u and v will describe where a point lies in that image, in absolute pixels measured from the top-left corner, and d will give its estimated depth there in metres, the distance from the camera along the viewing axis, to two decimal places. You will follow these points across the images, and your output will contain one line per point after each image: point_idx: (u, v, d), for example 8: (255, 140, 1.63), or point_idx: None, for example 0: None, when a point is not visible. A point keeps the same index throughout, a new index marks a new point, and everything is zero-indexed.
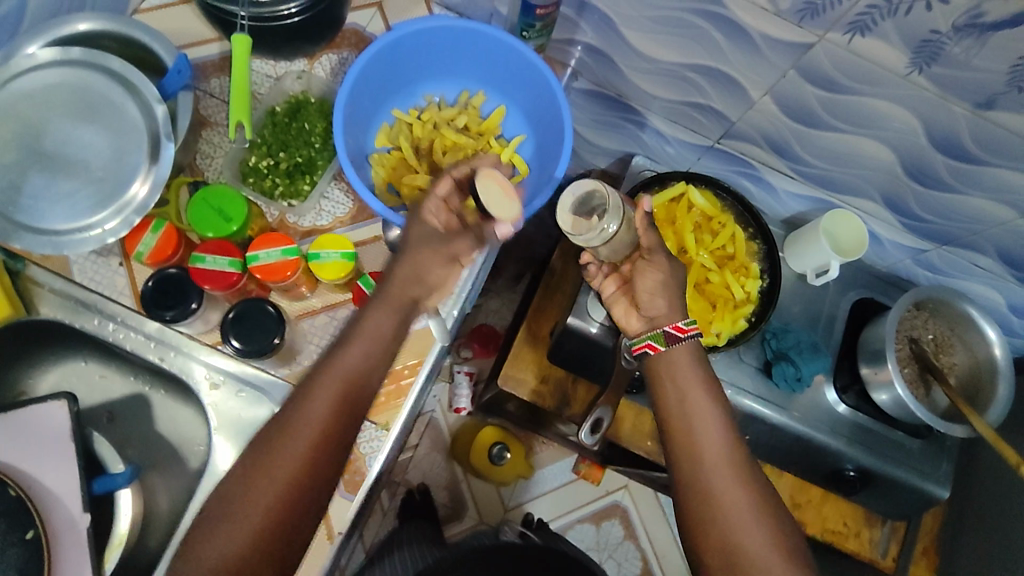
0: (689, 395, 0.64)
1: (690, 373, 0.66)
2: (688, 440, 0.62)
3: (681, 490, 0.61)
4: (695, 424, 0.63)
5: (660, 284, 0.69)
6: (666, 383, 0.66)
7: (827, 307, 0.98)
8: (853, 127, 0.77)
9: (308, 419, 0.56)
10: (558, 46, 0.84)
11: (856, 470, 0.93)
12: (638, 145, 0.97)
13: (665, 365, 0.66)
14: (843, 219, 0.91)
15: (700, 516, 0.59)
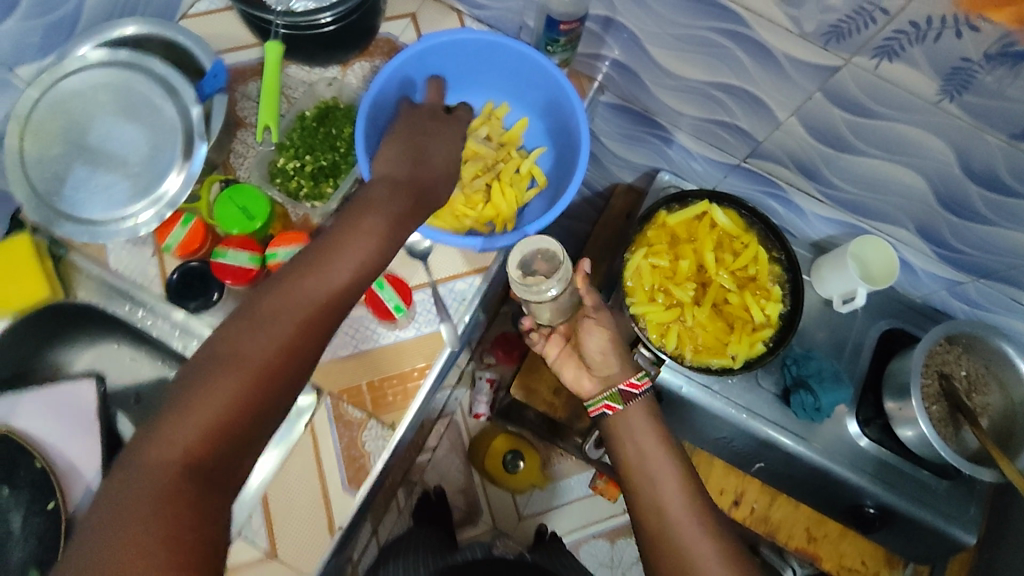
0: (649, 451, 0.65)
1: (648, 430, 0.67)
2: (654, 498, 0.62)
3: (651, 547, 0.60)
4: (656, 484, 0.63)
5: (610, 343, 0.72)
6: (625, 440, 0.67)
7: (854, 336, 0.95)
8: (884, 152, 0.75)
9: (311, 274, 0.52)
10: (584, 60, 0.85)
11: (876, 507, 0.90)
12: (664, 161, 0.97)
13: (623, 424, 0.68)
14: (872, 246, 0.88)
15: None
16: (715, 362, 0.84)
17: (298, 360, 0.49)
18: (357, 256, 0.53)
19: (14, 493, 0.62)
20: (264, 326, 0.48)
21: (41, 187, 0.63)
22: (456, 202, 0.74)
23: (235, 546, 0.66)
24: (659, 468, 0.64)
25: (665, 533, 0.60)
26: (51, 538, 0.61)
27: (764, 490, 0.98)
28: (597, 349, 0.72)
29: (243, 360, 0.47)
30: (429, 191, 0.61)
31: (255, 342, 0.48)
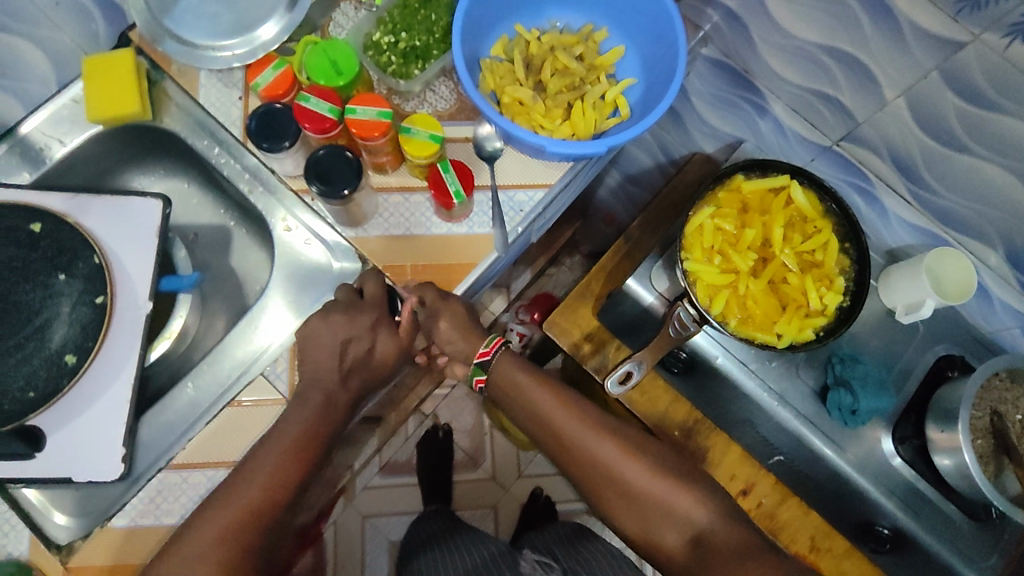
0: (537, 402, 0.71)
1: (524, 382, 0.71)
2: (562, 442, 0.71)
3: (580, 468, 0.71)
4: (555, 427, 0.70)
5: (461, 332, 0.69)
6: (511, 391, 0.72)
7: (908, 356, 0.90)
8: (993, 155, 0.70)
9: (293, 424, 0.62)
10: (695, 5, 0.82)
11: (890, 529, 0.87)
12: (751, 133, 0.94)
13: (504, 377, 0.72)
14: (950, 259, 0.83)
15: (612, 494, 0.70)
16: (759, 336, 0.81)
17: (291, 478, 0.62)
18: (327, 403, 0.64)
19: (69, 280, 0.65)
20: (260, 461, 0.61)
21: (154, 6, 0.67)
22: (536, 111, 0.73)
23: (257, 382, 0.66)
24: (541, 412, 0.71)
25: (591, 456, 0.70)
26: (93, 329, 0.64)
27: (776, 487, 0.91)
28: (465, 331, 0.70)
29: (228, 513, 0.59)
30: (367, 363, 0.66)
31: (239, 496, 0.60)
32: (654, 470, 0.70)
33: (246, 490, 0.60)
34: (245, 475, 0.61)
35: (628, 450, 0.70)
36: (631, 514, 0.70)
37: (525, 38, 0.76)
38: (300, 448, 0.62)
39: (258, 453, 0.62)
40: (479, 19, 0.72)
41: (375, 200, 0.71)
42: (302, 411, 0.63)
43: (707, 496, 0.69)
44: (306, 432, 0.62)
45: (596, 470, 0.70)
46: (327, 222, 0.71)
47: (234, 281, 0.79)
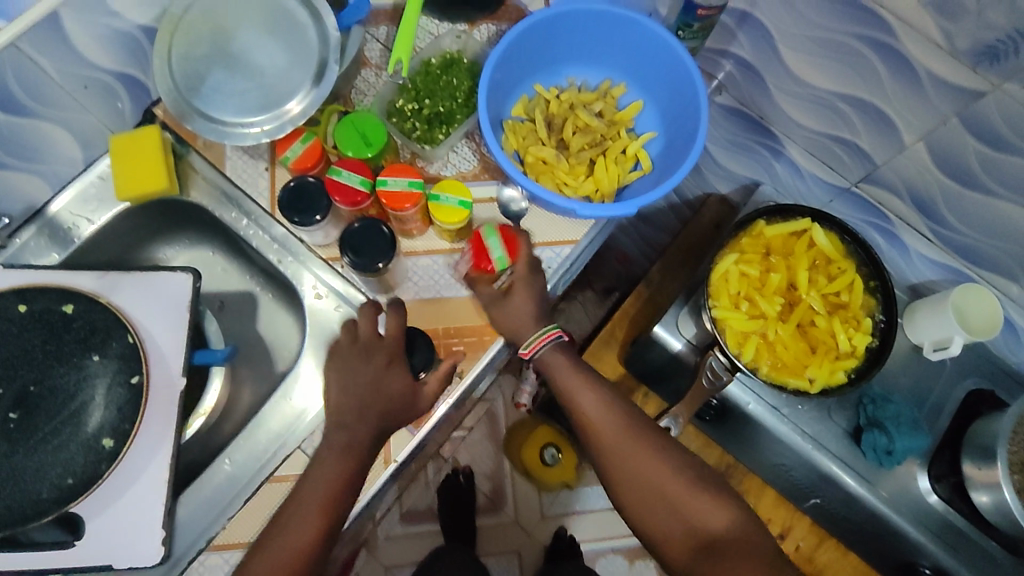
0: (577, 396, 0.68)
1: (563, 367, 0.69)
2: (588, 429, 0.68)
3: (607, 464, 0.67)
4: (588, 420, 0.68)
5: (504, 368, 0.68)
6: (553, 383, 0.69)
7: (938, 391, 0.89)
8: (1017, 195, 0.71)
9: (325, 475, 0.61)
10: (709, 56, 0.84)
11: (932, 569, 0.86)
12: (768, 175, 0.95)
13: (548, 369, 0.69)
14: (975, 295, 0.83)
15: (621, 489, 0.67)
16: (791, 382, 0.81)
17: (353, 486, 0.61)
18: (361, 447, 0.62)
19: (102, 362, 0.65)
20: (308, 499, 0.60)
21: (181, 83, 0.66)
22: (560, 169, 0.74)
23: (293, 457, 0.66)
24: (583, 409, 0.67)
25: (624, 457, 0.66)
26: (129, 411, 0.64)
27: (812, 531, 0.97)
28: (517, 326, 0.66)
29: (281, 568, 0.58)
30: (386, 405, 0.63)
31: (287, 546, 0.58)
32: (669, 462, 0.67)
33: (306, 508, 0.60)
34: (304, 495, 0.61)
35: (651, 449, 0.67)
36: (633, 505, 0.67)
37: (545, 97, 0.77)
38: (352, 469, 0.61)
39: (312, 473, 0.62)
40: (501, 82, 0.74)
41: (404, 265, 0.72)
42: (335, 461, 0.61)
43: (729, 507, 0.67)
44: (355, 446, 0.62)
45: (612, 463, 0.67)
46: (357, 288, 0.71)
47: (262, 347, 0.78)
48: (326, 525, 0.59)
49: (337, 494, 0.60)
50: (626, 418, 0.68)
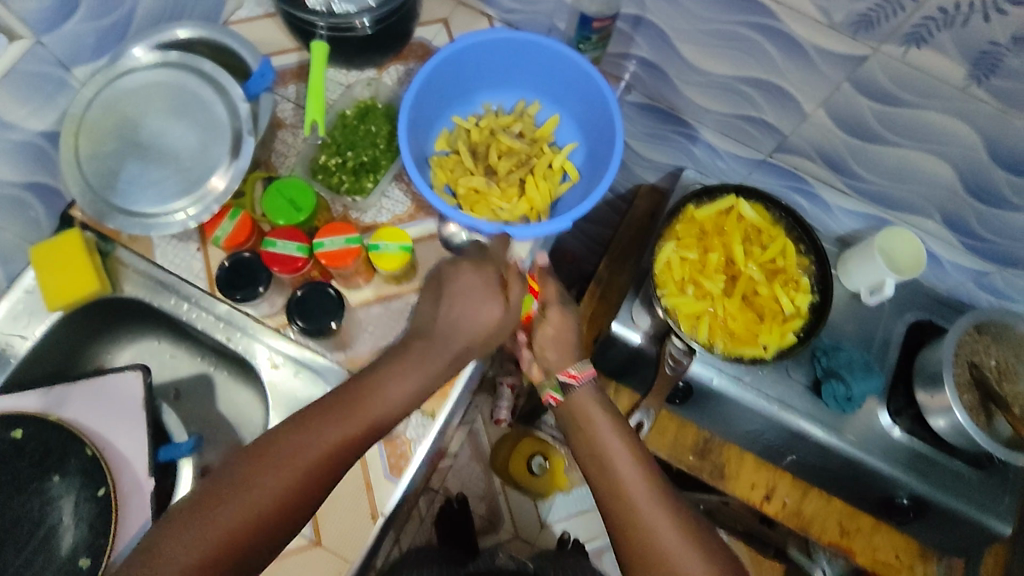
0: (608, 442, 0.68)
1: (609, 433, 0.69)
2: (625, 509, 0.64)
3: (624, 531, 0.64)
4: (614, 469, 0.66)
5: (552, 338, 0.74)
6: (581, 424, 0.70)
7: (882, 330, 0.94)
8: (914, 141, 0.76)
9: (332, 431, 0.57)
10: (613, 60, 0.87)
11: (909, 498, 0.90)
12: (689, 159, 0.99)
13: (577, 406, 0.71)
14: (897, 237, 0.88)
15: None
16: (746, 352, 0.85)
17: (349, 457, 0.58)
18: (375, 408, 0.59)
19: (64, 481, 0.62)
20: (305, 447, 0.56)
21: (94, 182, 0.65)
22: (492, 195, 0.76)
23: None
24: (615, 461, 0.67)
25: (639, 517, 0.63)
26: (101, 525, 0.61)
27: (796, 484, 0.99)
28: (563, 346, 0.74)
29: (251, 500, 0.53)
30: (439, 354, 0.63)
31: (269, 481, 0.54)
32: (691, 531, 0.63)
33: (293, 460, 0.55)
34: (290, 442, 0.56)
35: (687, 527, 0.63)
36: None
37: (465, 128, 0.79)
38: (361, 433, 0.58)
39: (312, 424, 0.57)
40: (419, 121, 0.75)
41: (356, 317, 0.71)
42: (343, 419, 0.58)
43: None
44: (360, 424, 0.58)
45: (641, 544, 0.62)
46: (315, 350, 0.70)
47: (227, 426, 0.76)
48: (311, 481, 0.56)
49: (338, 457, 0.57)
50: (664, 494, 0.65)
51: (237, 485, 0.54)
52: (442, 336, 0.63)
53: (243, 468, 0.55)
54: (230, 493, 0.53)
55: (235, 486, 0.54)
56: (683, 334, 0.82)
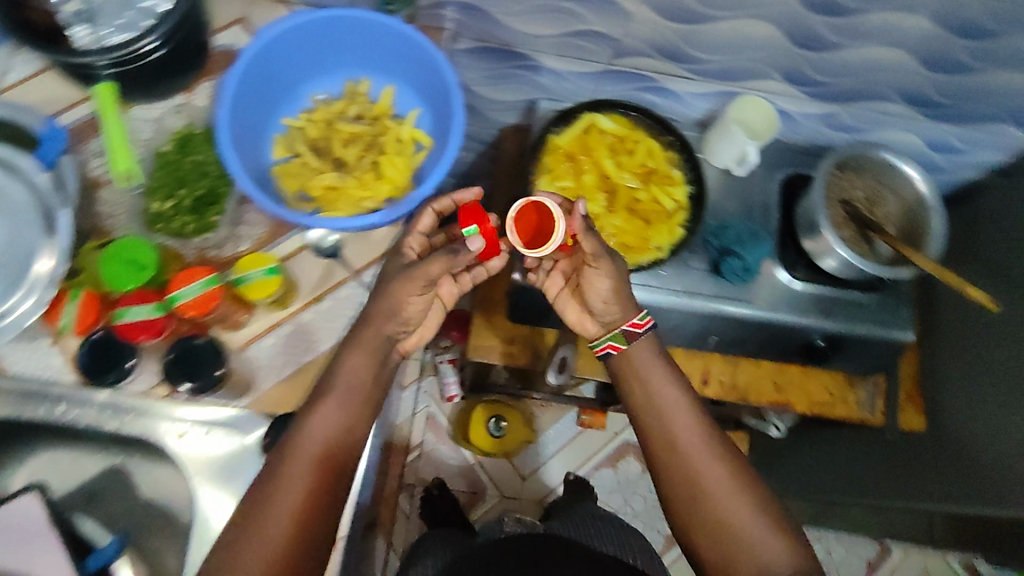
0: (655, 397, 0.74)
1: (658, 376, 0.75)
2: (667, 439, 0.73)
3: (673, 481, 0.72)
4: (669, 418, 0.73)
5: (609, 291, 0.76)
6: (635, 385, 0.76)
7: (760, 196, 0.98)
8: (733, 10, 0.77)
9: (299, 466, 0.60)
10: (430, 12, 0.84)
11: (824, 339, 0.95)
12: (539, 90, 0.98)
13: (630, 364, 0.76)
14: (750, 105, 0.91)
15: (695, 522, 0.70)
16: (645, 259, 0.86)
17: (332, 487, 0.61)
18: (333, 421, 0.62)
19: None
20: (287, 487, 0.59)
21: None
22: (349, 187, 0.71)
23: None
24: (664, 418, 0.74)
25: (689, 467, 0.71)
26: None
27: (726, 362, 1.03)
28: (617, 298, 0.76)
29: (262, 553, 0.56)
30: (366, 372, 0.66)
31: (269, 532, 0.57)
32: (734, 474, 0.71)
33: (274, 520, 0.57)
34: (279, 488, 0.59)
35: (734, 478, 0.71)
36: (691, 524, 0.71)
37: (299, 127, 0.75)
38: (330, 455, 0.61)
39: (277, 484, 0.59)
40: (246, 134, 0.70)
41: (247, 356, 0.68)
42: (311, 446, 0.61)
43: (779, 518, 0.70)
44: (318, 465, 0.60)
45: (683, 474, 0.72)
46: (212, 400, 0.67)
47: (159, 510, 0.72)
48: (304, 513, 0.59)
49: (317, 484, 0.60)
50: (717, 451, 0.72)
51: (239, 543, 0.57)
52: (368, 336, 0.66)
53: (229, 543, 0.57)
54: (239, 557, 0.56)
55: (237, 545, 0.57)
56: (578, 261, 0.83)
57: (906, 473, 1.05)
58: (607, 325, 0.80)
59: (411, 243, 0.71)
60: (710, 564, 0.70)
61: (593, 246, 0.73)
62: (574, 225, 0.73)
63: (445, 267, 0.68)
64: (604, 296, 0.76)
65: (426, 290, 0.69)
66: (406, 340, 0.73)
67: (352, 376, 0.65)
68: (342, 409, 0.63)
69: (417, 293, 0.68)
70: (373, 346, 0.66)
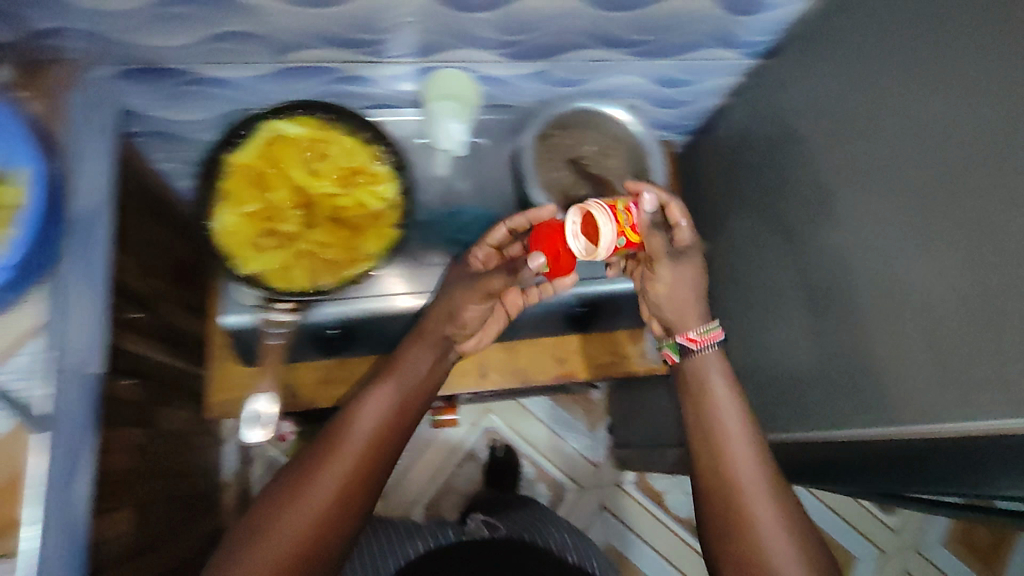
0: (724, 409, 0.79)
1: (720, 389, 0.81)
2: (717, 465, 0.77)
3: (710, 507, 0.77)
4: (720, 448, 0.77)
5: (686, 283, 0.82)
6: (695, 375, 0.83)
7: (493, 172, 0.92)
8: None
9: (325, 479, 0.71)
10: (31, 43, 0.70)
11: (583, 305, 0.91)
12: (226, 103, 0.86)
13: (692, 365, 0.83)
14: (445, 78, 0.84)
15: (731, 553, 0.74)
16: (358, 271, 0.78)
17: (354, 500, 0.72)
18: (382, 406, 0.77)
19: None
20: (312, 491, 0.70)
21: None
22: None
23: None
24: (718, 426, 0.79)
25: (742, 492, 0.75)
26: None
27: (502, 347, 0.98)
28: (682, 302, 0.82)
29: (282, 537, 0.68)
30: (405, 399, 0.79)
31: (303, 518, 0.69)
32: (771, 496, 0.74)
33: (277, 542, 0.67)
34: (296, 503, 0.69)
35: (780, 504, 0.74)
36: (729, 541, 0.74)
37: None
38: (343, 495, 0.71)
39: (314, 480, 0.71)
40: None
41: None
42: (335, 470, 0.72)
43: (809, 538, 0.73)
44: (352, 465, 0.73)
45: (726, 485, 0.76)
46: None
47: None
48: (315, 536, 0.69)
49: (329, 508, 0.70)
50: (766, 468, 0.76)
51: (263, 528, 0.69)
52: (364, 407, 0.77)
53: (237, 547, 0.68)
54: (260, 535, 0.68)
55: (267, 523, 0.69)
56: (273, 293, 0.74)
57: None
58: (664, 328, 0.87)
59: (478, 255, 0.84)
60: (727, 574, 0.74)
61: (660, 245, 0.80)
62: (631, 219, 0.74)
63: (505, 282, 0.82)
64: (667, 294, 0.82)
65: (484, 304, 0.83)
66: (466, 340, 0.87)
67: (381, 399, 0.78)
68: (380, 406, 0.77)
69: (475, 303, 0.82)
70: (431, 342, 0.82)
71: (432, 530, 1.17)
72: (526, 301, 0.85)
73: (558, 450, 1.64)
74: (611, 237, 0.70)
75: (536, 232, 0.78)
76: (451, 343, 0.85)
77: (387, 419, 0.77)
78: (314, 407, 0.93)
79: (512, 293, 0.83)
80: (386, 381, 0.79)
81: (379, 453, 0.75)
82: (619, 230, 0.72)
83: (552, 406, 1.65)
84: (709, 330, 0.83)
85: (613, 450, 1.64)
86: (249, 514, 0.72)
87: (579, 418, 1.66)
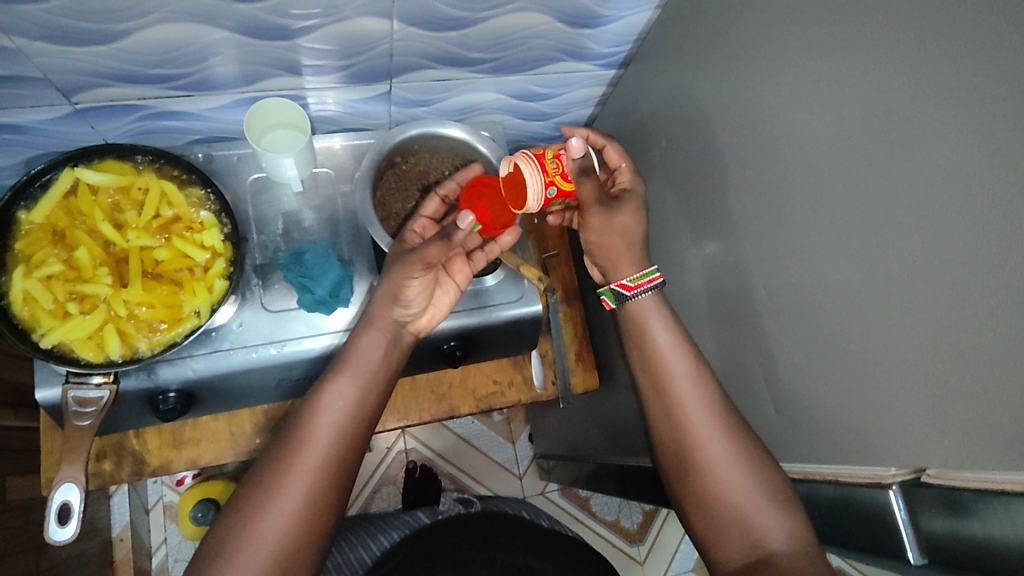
0: (667, 358, 0.68)
1: (666, 337, 0.69)
2: (671, 421, 0.68)
3: (668, 462, 0.68)
4: (670, 395, 0.68)
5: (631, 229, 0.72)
6: (641, 325, 0.71)
7: (344, 205, 0.86)
8: (133, 17, 0.59)
9: (293, 484, 0.61)
10: None
11: (454, 342, 0.85)
12: (24, 147, 0.76)
13: (637, 311, 0.71)
14: (259, 113, 0.76)
15: (698, 512, 0.65)
16: (181, 332, 0.71)
17: (328, 497, 0.63)
18: (342, 405, 0.66)
19: None
20: (275, 501, 0.61)
21: None
22: None
23: None
24: (674, 376, 0.68)
25: (690, 440, 0.66)
26: None
27: None
28: (618, 249, 0.73)
29: (252, 556, 0.58)
30: (367, 388, 0.68)
31: (268, 534, 0.59)
32: (732, 445, 0.64)
33: (248, 559, 0.58)
34: (261, 511, 0.60)
35: (737, 456, 0.63)
36: (689, 497, 0.66)
37: None
38: (316, 495, 0.62)
39: (274, 494, 0.61)
40: None
41: None
42: (299, 474, 0.62)
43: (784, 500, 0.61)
44: (318, 474, 0.63)
45: (674, 443, 0.67)
46: None
47: None
48: (293, 545, 0.60)
49: (304, 510, 0.61)
50: (723, 423, 0.65)
51: (227, 547, 0.59)
52: (323, 402, 0.66)
53: (204, 563, 0.59)
54: (230, 551, 0.59)
55: (229, 543, 0.59)
56: (77, 367, 0.66)
57: (614, 438, 1.03)
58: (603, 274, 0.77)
59: (416, 227, 0.74)
60: (699, 536, 0.66)
61: (593, 193, 0.71)
62: (562, 166, 0.69)
63: (444, 252, 0.69)
64: (597, 241, 0.74)
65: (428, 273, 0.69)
66: (417, 319, 0.73)
67: (340, 396, 0.66)
68: (344, 399, 0.66)
69: (418, 275, 0.68)
70: (384, 329, 0.70)
71: (403, 514, 1.01)
72: (475, 269, 0.75)
73: (480, 465, 1.60)
74: (537, 189, 0.68)
75: (473, 190, 0.76)
76: (404, 326, 0.71)
77: (352, 417, 0.66)
78: (168, 470, 0.86)
79: (457, 267, 0.74)
80: (342, 376, 0.67)
81: (358, 441, 0.66)
82: (547, 181, 0.68)
83: (469, 420, 1.61)
84: (646, 274, 0.71)
85: (536, 459, 1.62)
86: (209, 529, 0.62)
87: (499, 429, 1.63)
